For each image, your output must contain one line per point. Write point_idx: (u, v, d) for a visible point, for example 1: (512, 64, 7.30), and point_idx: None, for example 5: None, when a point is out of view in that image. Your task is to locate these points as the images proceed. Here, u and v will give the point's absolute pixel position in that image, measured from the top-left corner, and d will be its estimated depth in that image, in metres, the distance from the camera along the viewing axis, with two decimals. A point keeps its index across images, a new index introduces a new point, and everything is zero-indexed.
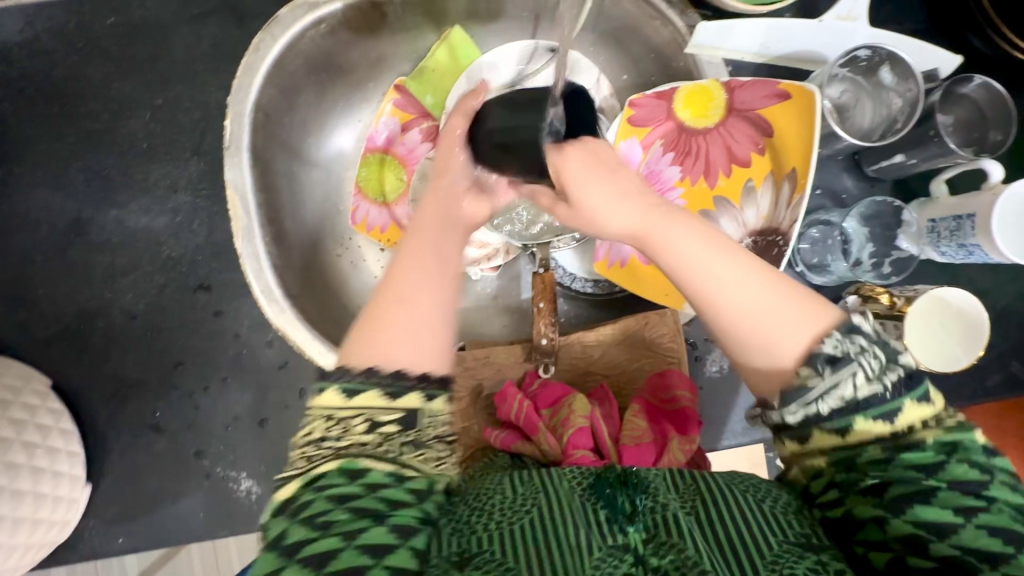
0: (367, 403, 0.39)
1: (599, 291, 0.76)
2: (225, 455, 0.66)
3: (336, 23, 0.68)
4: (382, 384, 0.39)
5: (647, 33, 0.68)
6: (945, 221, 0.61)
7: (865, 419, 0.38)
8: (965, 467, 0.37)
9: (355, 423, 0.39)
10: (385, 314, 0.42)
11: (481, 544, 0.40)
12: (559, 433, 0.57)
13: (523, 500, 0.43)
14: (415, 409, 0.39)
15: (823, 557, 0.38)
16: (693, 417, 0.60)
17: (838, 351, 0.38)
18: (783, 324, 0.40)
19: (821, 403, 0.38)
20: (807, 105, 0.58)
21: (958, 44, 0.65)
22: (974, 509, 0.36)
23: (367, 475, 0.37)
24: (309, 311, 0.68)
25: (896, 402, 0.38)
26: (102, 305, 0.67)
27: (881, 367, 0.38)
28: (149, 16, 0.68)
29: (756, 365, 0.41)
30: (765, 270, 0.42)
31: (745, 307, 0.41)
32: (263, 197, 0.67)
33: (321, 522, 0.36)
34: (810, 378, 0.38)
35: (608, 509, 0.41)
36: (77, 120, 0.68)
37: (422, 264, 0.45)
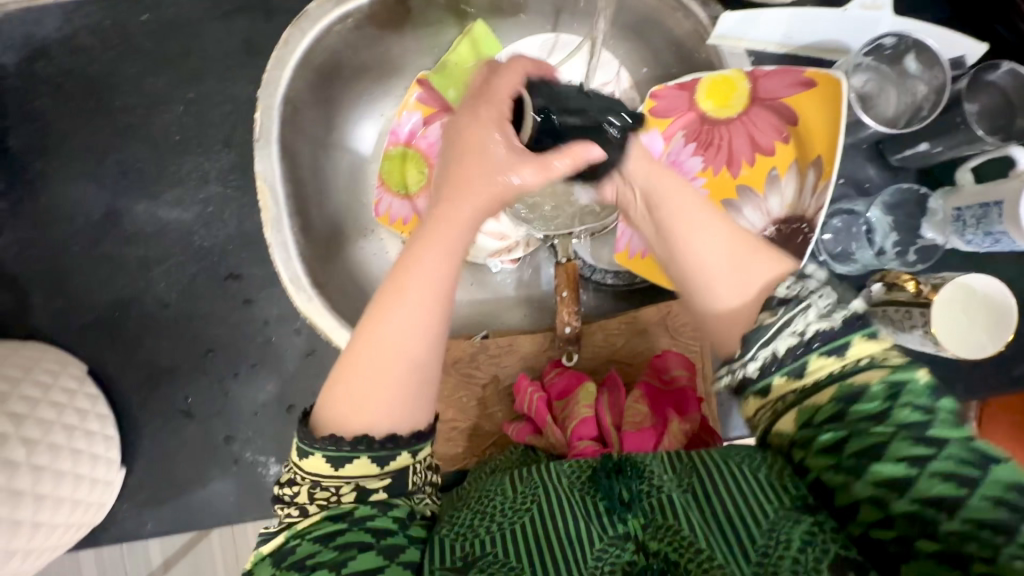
0: (356, 472, 0.42)
1: (619, 282, 0.76)
2: (254, 440, 0.68)
3: (362, 17, 0.70)
4: (371, 451, 0.41)
5: (669, 25, 0.69)
6: (971, 209, 0.60)
7: (818, 357, 0.36)
8: (909, 411, 0.34)
9: (343, 488, 0.42)
10: (363, 378, 0.42)
11: (485, 547, 0.42)
12: (565, 424, 0.58)
13: (523, 500, 0.44)
14: (403, 467, 0.43)
15: (818, 520, 0.35)
16: (692, 397, 0.60)
17: (791, 292, 0.39)
18: (742, 266, 0.44)
19: (777, 343, 0.37)
20: (832, 93, 0.58)
21: (983, 32, 0.65)
22: (923, 458, 0.32)
23: (352, 514, 0.41)
24: (335, 299, 0.70)
25: (846, 337, 0.36)
26: (136, 293, 0.69)
27: (832, 305, 0.37)
28: (181, 12, 0.70)
29: (712, 311, 0.44)
30: (734, 231, 0.46)
31: (707, 257, 0.45)
32: (292, 187, 0.69)
33: (309, 563, 0.39)
34: (765, 317, 0.39)
35: (606, 500, 0.42)
36: (113, 114, 0.70)
37: (415, 304, 0.43)
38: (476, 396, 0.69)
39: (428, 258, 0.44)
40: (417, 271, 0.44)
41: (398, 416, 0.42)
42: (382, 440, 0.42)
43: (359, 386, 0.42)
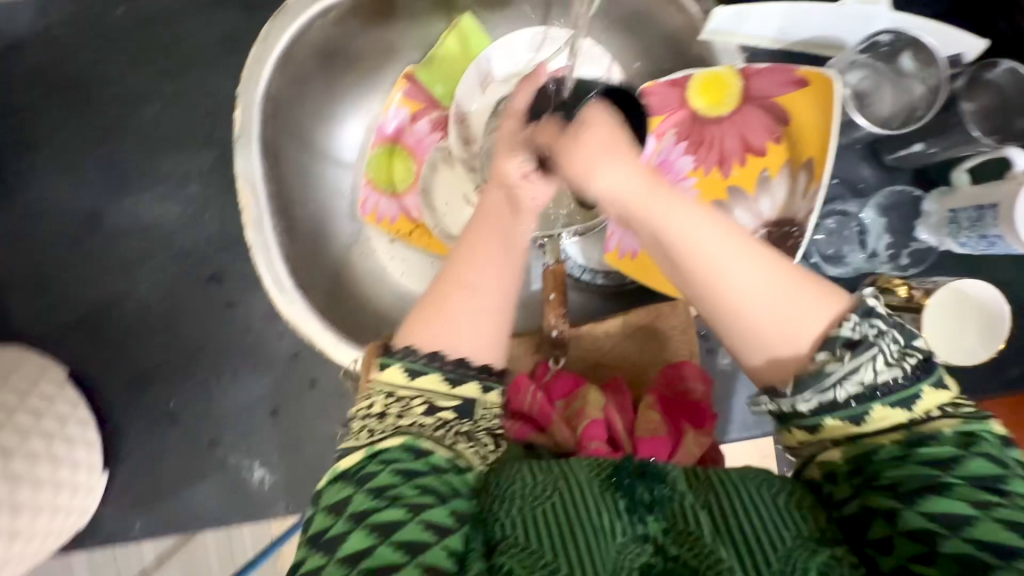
0: (428, 387, 0.43)
1: (609, 283, 0.75)
2: (238, 444, 0.67)
3: (345, 12, 0.69)
4: (443, 371, 0.43)
5: (660, 20, 0.67)
6: (966, 212, 0.59)
7: (884, 406, 0.38)
8: (983, 461, 0.36)
9: (414, 402, 0.43)
10: (444, 300, 0.45)
11: (506, 529, 0.40)
12: (572, 424, 0.57)
13: (545, 486, 0.41)
14: (470, 398, 0.44)
15: (838, 551, 0.37)
16: (709, 412, 0.59)
17: (857, 334, 0.38)
18: (795, 309, 0.40)
19: (838, 390, 0.38)
20: (824, 92, 0.57)
21: (982, 27, 0.63)
22: (992, 503, 0.35)
23: (428, 455, 0.41)
24: (319, 301, 0.69)
25: (914, 387, 0.38)
26: (117, 295, 0.68)
27: (899, 352, 0.38)
28: (159, 6, 0.68)
29: (766, 352, 0.40)
30: (769, 255, 0.41)
31: (756, 294, 0.40)
32: (274, 188, 0.68)
33: (385, 495, 0.39)
34: (828, 363, 0.38)
35: (627, 499, 0.40)
36: (89, 111, 0.68)
37: (493, 253, 0.46)
38: None
39: (495, 228, 0.47)
40: (490, 231, 0.47)
41: (470, 343, 0.44)
42: (454, 364, 0.43)
43: (434, 313, 0.44)
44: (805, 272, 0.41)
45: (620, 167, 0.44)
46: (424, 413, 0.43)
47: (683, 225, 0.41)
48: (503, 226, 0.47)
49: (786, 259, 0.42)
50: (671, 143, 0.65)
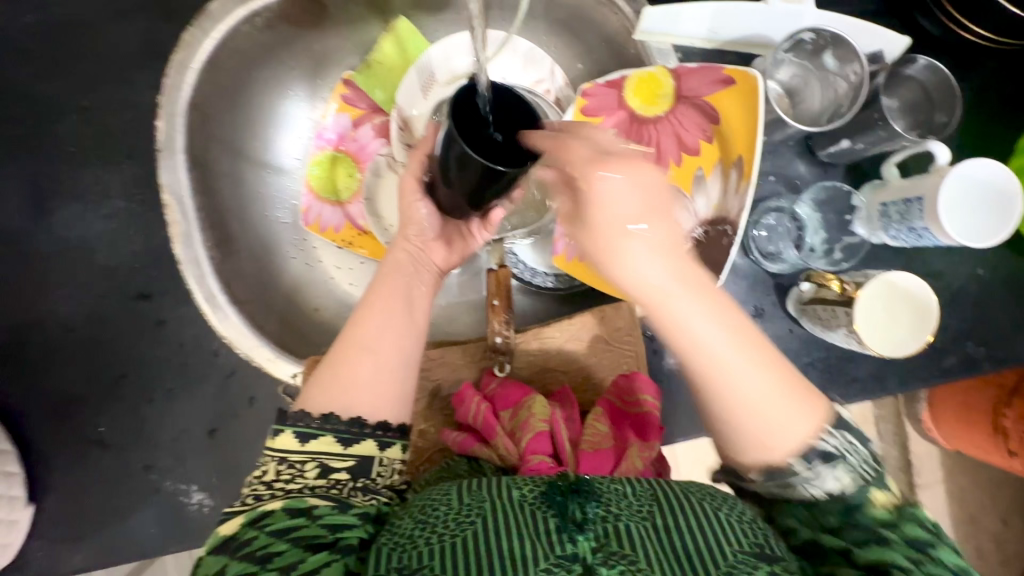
0: (322, 450, 0.48)
1: (559, 286, 0.75)
2: (174, 469, 0.64)
3: (272, 16, 0.66)
4: (336, 433, 0.48)
5: (597, 21, 0.68)
6: (895, 205, 0.60)
7: (835, 517, 0.43)
8: (918, 526, 0.42)
9: (307, 466, 0.47)
10: (346, 359, 0.51)
11: (422, 560, 0.40)
12: (516, 437, 0.57)
13: (469, 510, 0.43)
14: (367, 455, 0.49)
15: (775, 567, 0.40)
16: (655, 423, 0.58)
17: (835, 449, 0.43)
18: (785, 425, 0.44)
19: (804, 488, 0.44)
20: (750, 90, 0.56)
21: (906, 24, 0.64)
22: (925, 555, 0.40)
23: (311, 511, 0.44)
24: (256, 315, 0.67)
25: (862, 494, 0.43)
26: (38, 317, 0.64)
27: (861, 465, 0.44)
28: (73, 13, 0.65)
29: (759, 452, 0.44)
30: (780, 370, 0.44)
31: (754, 406, 0.44)
32: (201, 201, 0.65)
33: (262, 555, 0.41)
34: (796, 465, 0.44)
35: (558, 517, 0.42)
36: (1, 124, 0.64)
37: (388, 313, 0.53)
38: (410, 413, 0.66)
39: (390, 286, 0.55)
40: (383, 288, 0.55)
41: (369, 404, 0.50)
42: (348, 422, 0.49)
43: (334, 383, 0.50)
44: (801, 386, 0.45)
45: (663, 264, 0.44)
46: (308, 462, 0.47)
47: (699, 331, 0.44)
48: (392, 283, 0.56)
49: (787, 373, 0.45)
50: None
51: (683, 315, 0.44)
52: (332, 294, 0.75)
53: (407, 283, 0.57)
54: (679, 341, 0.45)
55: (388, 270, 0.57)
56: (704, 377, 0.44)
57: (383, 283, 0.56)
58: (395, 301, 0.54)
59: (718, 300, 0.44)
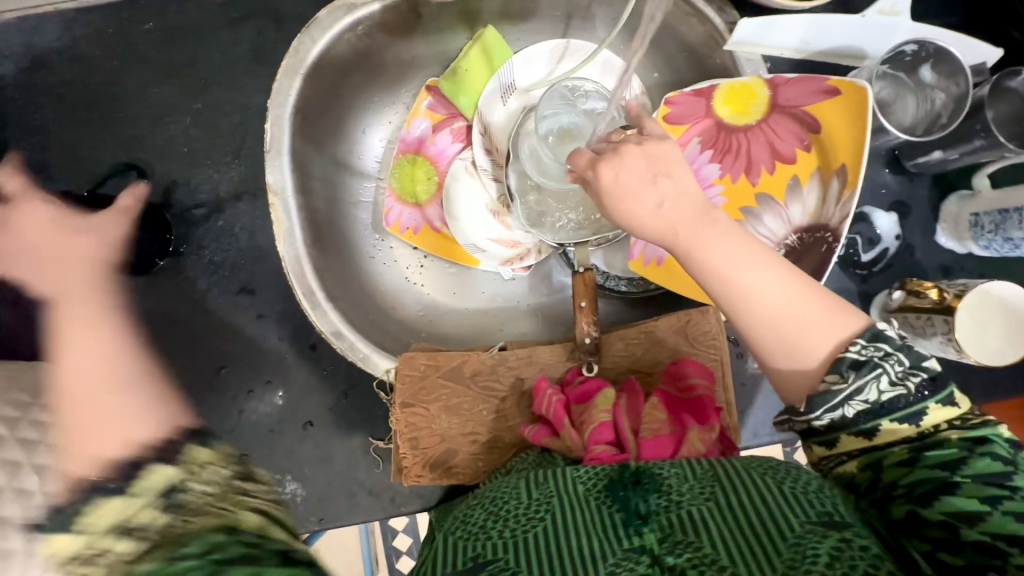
0: (96, 525, 0.35)
1: (633, 290, 0.76)
2: (270, 458, 0.67)
3: (372, 24, 0.69)
4: (113, 497, 0.35)
5: (682, 32, 0.68)
6: (989, 214, 0.61)
7: (891, 421, 0.42)
8: (989, 461, 0.40)
9: (116, 545, 0.34)
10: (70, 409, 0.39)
11: (497, 552, 0.43)
12: (582, 428, 0.58)
13: (538, 507, 0.45)
14: (161, 486, 0.36)
15: (846, 534, 0.39)
16: (711, 405, 0.59)
17: (862, 357, 0.41)
18: (813, 329, 0.43)
19: (847, 408, 0.42)
20: (857, 100, 0.58)
21: (996, 36, 0.66)
22: (998, 497, 0.39)
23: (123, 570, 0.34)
24: (349, 312, 0.70)
25: (921, 404, 0.42)
26: (147, 309, 0.67)
27: (904, 372, 0.42)
28: (187, 20, 0.68)
29: (798, 371, 0.44)
30: (805, 285, 0.44)
31: (783, 318, 0.43)
32: (302, 200, 0.68)
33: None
34: (834, 383, 0.42)
35: (622, 512, 0.43)
36: (117, 125, 0.68)
37: (81, 329, 0.44)
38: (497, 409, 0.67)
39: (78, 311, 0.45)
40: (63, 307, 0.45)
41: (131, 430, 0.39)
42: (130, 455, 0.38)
43: (62, 442, 0.39)
44: (823, 294, 0.44)
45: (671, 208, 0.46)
46: (127, 538, 0.35)
47: (724, 251, 0.44)
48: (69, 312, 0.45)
49: (811, 282, 0.45)
50: (695, 151, 0.67)
51: (721, 255, 0.44)
52: (412, 296, 0.78)
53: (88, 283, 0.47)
54: (731, 282, 0.44)
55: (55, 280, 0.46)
56: (733, 292, 0.44)
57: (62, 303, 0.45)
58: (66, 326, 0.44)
59: (773, 257, 0.45)
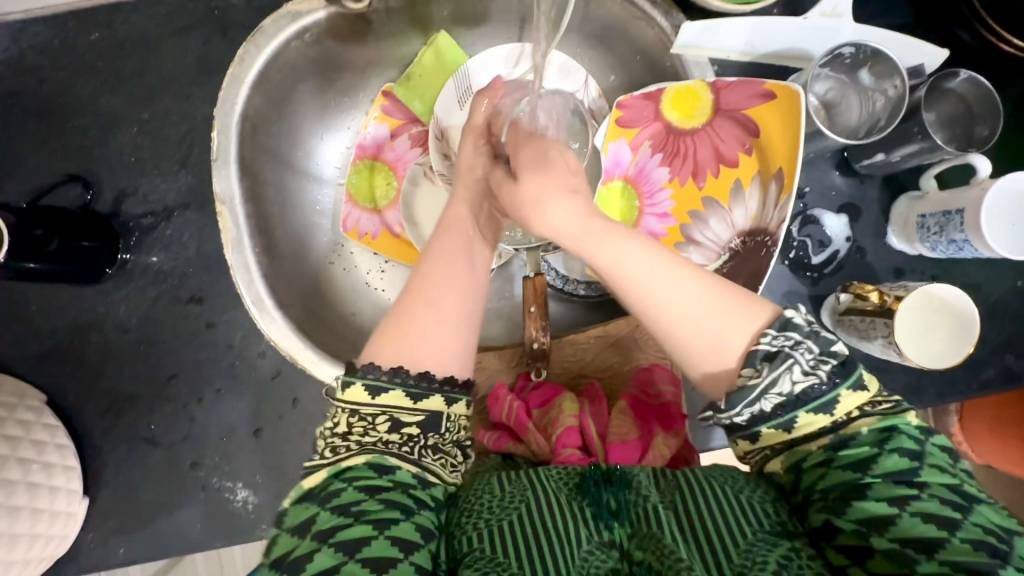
0: (389, 403, 0.45)
1: (592, 293, 0.75)
2: (221, 466, 0.67)
3: (321, 32, 0.68)
4: (407, 388, 0.45)
5: (633, 34, 0.68)
6: (934, 216, 0.61)
7: (807, 412, 0.41)
8: (896, 458, 0.39)
9: (378, 420, 0.45)
10: (409, 317, 0.48)
11: (469, 544, 0.43)
12: (548, 432, 0.57)
13: (512, 500, 0.44)
14: (437, 411, 0.46)
15: (796, 543, 0.41)
16: (677, 413, 0.60)
17: (774, 348, 0.42)
18: (723, 325, 0.43)
19: (764, 402, 0.41)
20: (794, 105, 0.57)
21: (944, 36, 0.65)
22: (908, 497, 0.38)
23: (394, 473, 0.44)
24: (301, 320, 0.69)
25: (834, 391, 0.41)
26: (97, 318, 0.68)
27: (815, 359, 0.41)
28: (134, 30, 0.68)
29: (713, 363, 0.44)
30: (705, 278, 0.46)
31: (684, 312, 0.44)
32: (252, 208, 0.68)
33: (354, 510, 0.41)
34: (751, 377, 0.42)
35: (593, 506, 0.44)
36: (66, 134, 0.68)
37: (452, 269, 0.52)
38: None
39: (451, 247, 0.54)
40: (453, 243, 0.54)
41: (432, 356, 0.47)
42: (417, 377, 0.45)
43: (458, 347, 0.48)
44: (735, 292, 0.45)
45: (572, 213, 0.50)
46: (359, 437, 0.44)
47: (624, 265, 0.47)
48: (447, 250, 0.53)
49: (713, 275, 0.46)
50: (646, 154, 0.68)
51: (615, 260, 0.47)
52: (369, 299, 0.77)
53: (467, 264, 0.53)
54: (622, 281, 0.47)
55: (445, 241, 0.54)
56: (636, 299, 0.46)
57: (445, 248, 0.54)
58: (455, 285, 0.50)
59: (680, 265, 0.46)
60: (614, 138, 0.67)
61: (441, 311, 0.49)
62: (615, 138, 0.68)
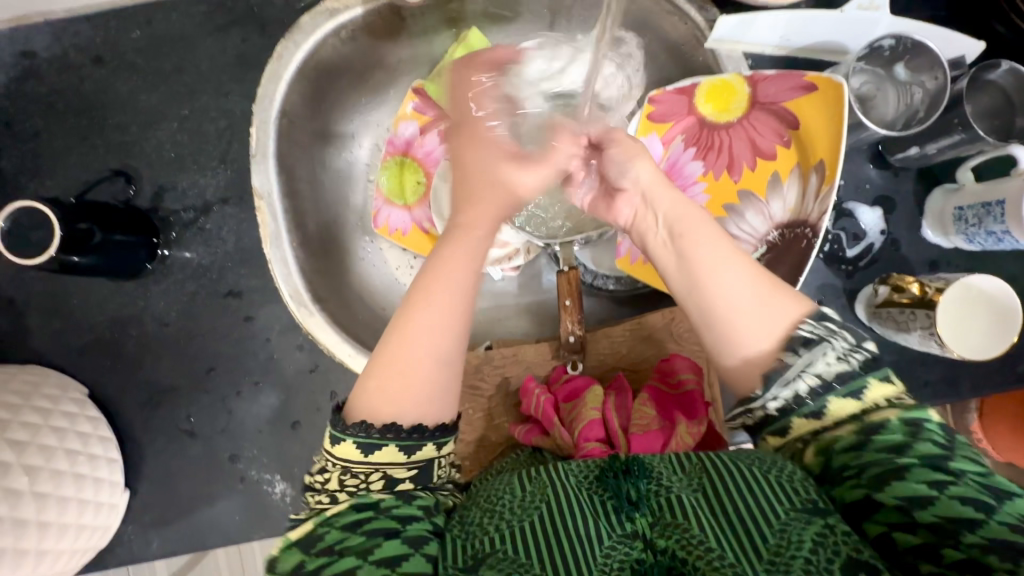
0: (384, 462, 0.45)
1: (621, 288, 0.76)
2: (258, 459, 0.67)
3: (356, 29, 0.69)
4: (428, 434, 0.45)
5: (665, 29, 0.68)
6: (973, 208, 0.61)
7: (838, 397, 0.42)
8: (930, 444, 0.39)
9: (371, 476, 0.45)
10: (394, 353, 0.45)
11: (492, 544, 0.43)
12: (572, 426, 0.58)
13: (533, 498, 0.45)
14: (427, 460, 0.46)
15: (831, 520, 0.39)
16: (699, 400, 0.60)
17: (814, 334, 0.44)
18: (773, 318, 0.45)
19: (799, 382, 0.43)
20: (833, 97, 0.58)
21: (979, 29, 0.65)
22: (945, 482, 0.38)
23: (378, 504, 0.44)
24: (338, 314, 0.69)
25: (861, 380, 0.43)
26: (137, 312, 0.68)
27: (849, 348, 0.43)
28: (173, 28, 0.69)
29: (746, 357, 0.45)
30: (758, 272, 0.47)
31: (739, 307, 0.45)
32: (290, 202, 0.69)
33: (339, 548, 0.42)
34: (788, 357, 0.44)
35: (614, 500, 0.45)
36: (107, 131, 0.69)
37: (431, 294, 0.47)
38: (482, 408, 0.68)
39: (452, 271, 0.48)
40: (428, 289, 0.47)
41: (422, 402, 0.45)
42: (410, 428, 0.45)
43: (428, 380, 0.45)
44: (783, 289, 0.47)
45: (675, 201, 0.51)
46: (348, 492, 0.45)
47: (707, 250, 0.48)
48: (449, 279, 0.48)
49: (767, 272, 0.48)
50: (679, 148, 0.68)
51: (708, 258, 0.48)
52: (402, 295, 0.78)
53: (458, 289, 0.47)
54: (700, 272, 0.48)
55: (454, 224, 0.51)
56: (700, 282, 0.48)
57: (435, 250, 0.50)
58: (431, 317, 0.46)
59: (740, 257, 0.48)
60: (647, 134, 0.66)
61: (426, 348, 0.46)
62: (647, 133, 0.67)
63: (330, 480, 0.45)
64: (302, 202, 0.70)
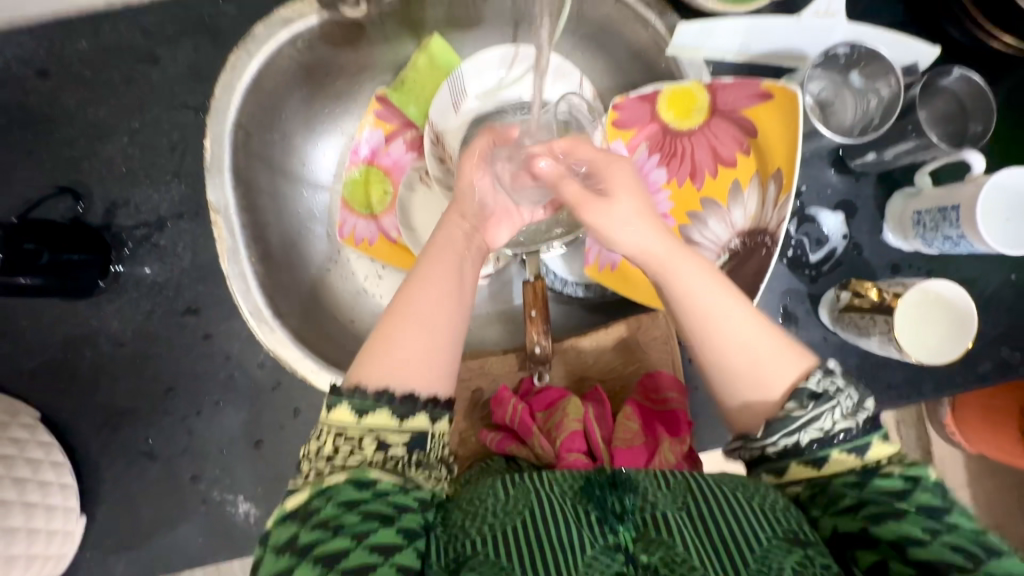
0: (377, 424, 0.43)
1: (591, 294, 0.76)
2: (221, 479, 0.66)
3: (314, 37, 0.68)
4: (392, 407, 0.43)
5: (626, 35, 0.68)
6: (930, 213, 0.61)
7: (840, 451, 0.42)
8: (929, 495, 0.40)
9: (364, 441, 0.43)
10: (393, 332, 0.46)
11: (474, 548, 0.41)
12: (552, 436, 0.57)
13: (516, 502, 0.43)
14: (420, 430, 0.44)
15: (810, 551, 0.40)
16: (683, 419, 0.59)
17: (821, 388, 0.43)
18: (773, 360, 0.45)
19: (802, 435, 0.42)
20: (787, 107, 0.58)
21: (934, 34, 0.66)
22: (938, 529, 0.39)
23: (374, 485, 0.42)
24: (300, 328, 0.68)
25: (865, 437, 0.42)
26: (91, 332, 0.66)
27: (854, 407, 0.43)
28: (122, 39, 0.67)
29: (749, 399, 0.46)
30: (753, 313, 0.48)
31: (741, 343, 0.46)
32: (247, 217, 0.67)
33: (335, 525, 0.40)
34: (794, 410, 0.43)
35: (598, 510, 0.43)
36: (54, 146, 0.67)
37: (433, 285, 0.49)
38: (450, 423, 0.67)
39: (438, 261, 0.51)
40: (413, 296, 0.48)
41: (417, 377, 0.45)
42: (402, 399, 0.44)
43: (425, 357, 0.46)
44: (778, 334, 0.47)
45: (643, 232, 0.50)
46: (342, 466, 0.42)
47: (693, 282, 0.48)
48: (435, 266, 0.50)
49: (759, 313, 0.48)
50: (643, 156, 0.67)
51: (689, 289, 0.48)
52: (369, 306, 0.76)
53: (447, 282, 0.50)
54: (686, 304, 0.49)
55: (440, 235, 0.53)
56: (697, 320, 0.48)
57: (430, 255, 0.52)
58: (433, 300, 0.48)
59: (733, 299, 0.48)
60: (612, 140, 0.67)
61: (423, 329, 0.47)
62: (613, 138, 0.67)
63: (327, 449, 0.43)
64: (258, 216, 0.69)
